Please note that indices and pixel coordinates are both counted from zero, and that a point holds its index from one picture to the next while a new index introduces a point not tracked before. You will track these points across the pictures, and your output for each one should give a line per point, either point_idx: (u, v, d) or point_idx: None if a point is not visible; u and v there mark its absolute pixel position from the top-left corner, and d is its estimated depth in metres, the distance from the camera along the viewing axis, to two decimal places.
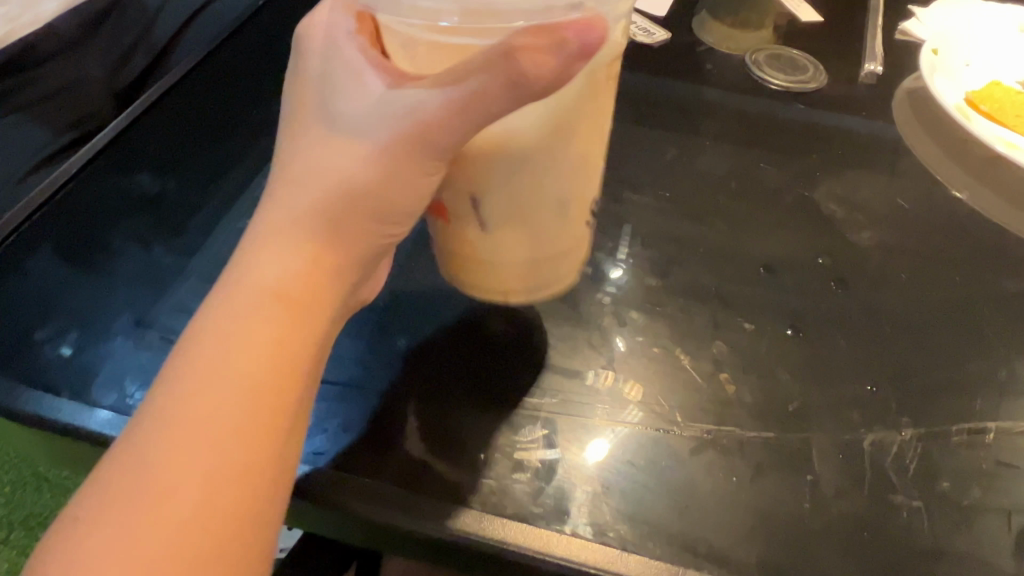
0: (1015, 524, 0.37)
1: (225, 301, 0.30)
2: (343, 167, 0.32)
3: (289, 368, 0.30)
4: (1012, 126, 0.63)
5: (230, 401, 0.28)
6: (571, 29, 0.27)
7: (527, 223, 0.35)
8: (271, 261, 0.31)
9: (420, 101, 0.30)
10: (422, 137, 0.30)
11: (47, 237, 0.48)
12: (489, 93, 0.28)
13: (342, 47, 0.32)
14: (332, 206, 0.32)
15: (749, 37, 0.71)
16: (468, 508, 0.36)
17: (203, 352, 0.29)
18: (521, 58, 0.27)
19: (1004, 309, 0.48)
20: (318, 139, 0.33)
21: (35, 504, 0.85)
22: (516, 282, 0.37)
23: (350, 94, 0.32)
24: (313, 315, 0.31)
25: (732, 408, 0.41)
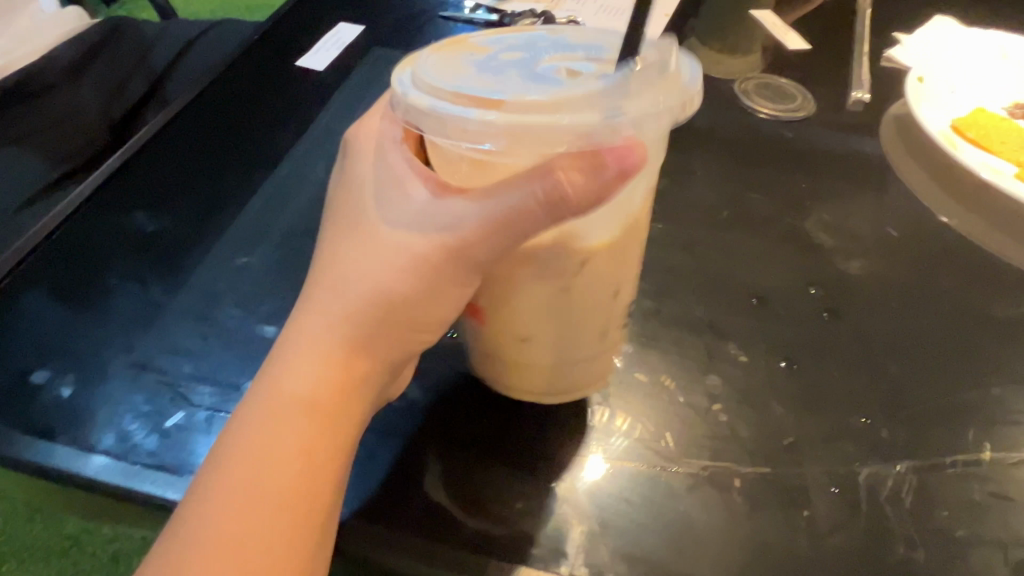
0: (1011, 557, 0.38)
1: (266, 411, 0.31)
2: (381, 275, 0.32)
3: (318, 476, 0.30)
4: (998, 152, 0.63)
5: (263, 507, 0.29)
6: (611, 154, 0.28)
7: (570, 305, 0.34)
8: (307, 364, 0.31)
9: (463, 214, 0.31)
10: (460, 255, 0.31)
11: (45, 277, 0.49)
12: (530, 210, 0.29)
13: (390, 159, 0.34)
14: (370, 312, 0.32)
15: (738, 65, 0.72)
16: (461, 550, 0.36)
17: (240, 456, 0.30)
18: (566, 187, 0.29)
19: (993, 336, 0.49)
20: (359, 241, 0.33)
21: (26, 534, 0.89)
22: (540, 371, 0.38)
23: (390, 202, 0.33)
24: (341, 420, 0.32)
25: (728, 442, 0.41)
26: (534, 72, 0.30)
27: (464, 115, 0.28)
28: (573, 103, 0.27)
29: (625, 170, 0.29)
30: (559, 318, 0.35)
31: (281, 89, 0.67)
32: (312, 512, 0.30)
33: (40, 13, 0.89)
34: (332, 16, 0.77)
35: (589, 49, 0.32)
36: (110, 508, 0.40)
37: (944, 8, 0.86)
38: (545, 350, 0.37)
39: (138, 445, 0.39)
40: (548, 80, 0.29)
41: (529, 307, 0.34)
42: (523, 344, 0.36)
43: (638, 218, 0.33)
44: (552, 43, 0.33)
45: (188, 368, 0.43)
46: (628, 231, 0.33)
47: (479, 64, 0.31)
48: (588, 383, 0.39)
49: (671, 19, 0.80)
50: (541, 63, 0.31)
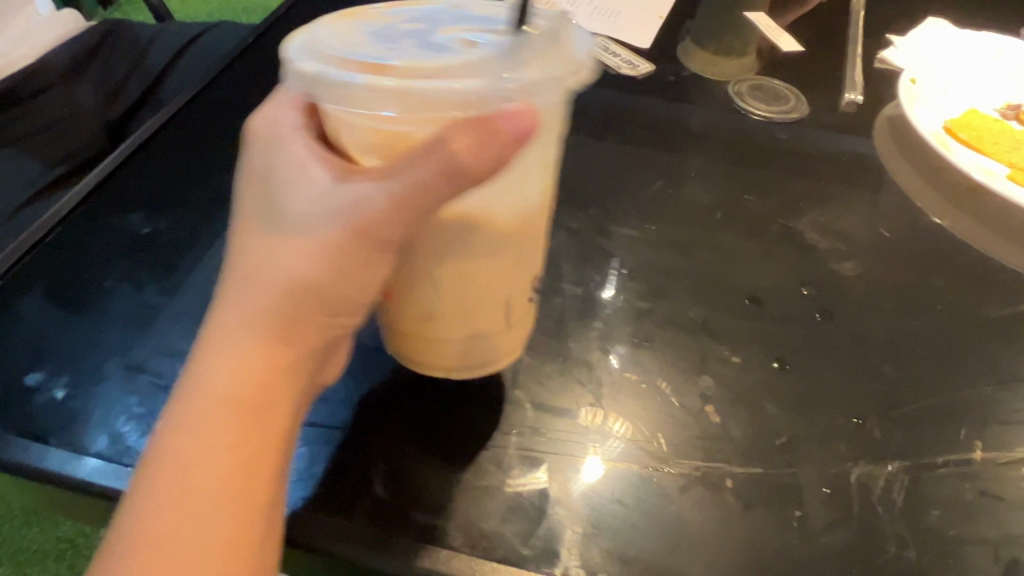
0: (1003, 555, 0.38)
1: (186, 412, 0.29)
2: (293, 263, 0.30)
3: (252, 477, 0.29)
4: (990, 153, 0.64)
5: (197, 518, 0.27)
6: (504, 121, 0.29)
7: (472, 274, 0.34)
8: (220, 363, 0.30)
9: (372, 194, 0.30)
10: (369, 232, 0.30)
11: (39, 280, 0.48)
12: (433, 185, 0.29)
13: (289, 145, 0.33)
14: (284, 303, 0.30)
15: (732, 67, 0.73)
16: (459, 553, 0.36)
17: (166, 468, 0.28)
18: (458, 153, 0.28)
19: (986, 336, 0.49)
20: (269, 230, 0.31)
21: (23, 538, 0.89)
22: (451, 348, 0.38)
23: (295, 188, 0.31)
24: (273, 411, 0.30)
25: (721, 443, 0.41)
26: (425, 42, 0.32)
27: (349, 78, 0.28)
28: (454, 70, 0.28)
29: (519, 134, 0.29)
30: (471, 291, 0.35)
31: (276, 91, 0.67)
32: (252, 516, 0.28)
33: (35, 17, 0.89)
34: (327, 19, 0.77)
35: (483, 24, 0.33)
36: (104, 510, 0.40)
37: (937, 10, 0.86)
38: (458, 325, 0.37)
39: (133, 448, 0.39)
40: (441, 50, 0.30)
41: (444, 281, 0.35)
42: (435, 319, 0.36)
43: (535, 186, 0.34)
44: (445, 15, 0.34)
45: (182, 370, 0.43)
46: (522, 197, 0.33)
47: (375, 36, 0.33)
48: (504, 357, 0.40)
49: (665, 21, 0.80)
50: (436, 34, 0.32)
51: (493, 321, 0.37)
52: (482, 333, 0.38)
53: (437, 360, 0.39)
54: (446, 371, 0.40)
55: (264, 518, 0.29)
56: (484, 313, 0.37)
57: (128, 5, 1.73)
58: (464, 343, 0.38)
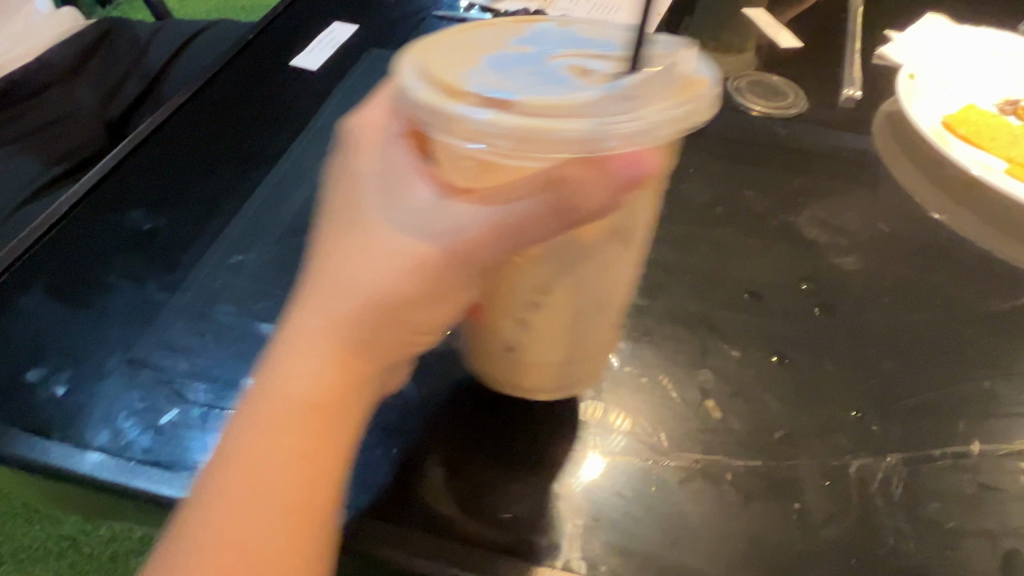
0: (1001, 546, 0.38)
1: (262, 413, 0.30)
2: (382, 282, 0.29)
3: (318, 487, 0.29)
4: (989, 148, 0.64)
5: (263, 517, 0.28)
6: (621, 164, 0.29)
7: (565, 296, 0.34)
8: (301, 375, 0.30)
9: (470, 219, 0.29)
10: (463, 257, 0.29)
11: (40, 276, 0.49)
12: (540, 218, 0.29)
13: (389, 152, 0.30)
14: (369, 321, 0.30)
15: (731, 63, 0.73)
16: (460, 546, 0.36)
17: (237, 471, 0.29)
18: (573, 188, 0.29)
19: (984, 329, 0.49)
20: (361, 240, 0.30)
21: (25, 535, 0.89)
22: (547, 371, 0.38)
23: (392, 201, 0.30)
24: (341, 423, 0.30)
25: (720, 436, 0.42)
26: (546, 71, 0.30)
27: (474, 116, 0.27)
28: (584, 110, 0.28)
29: (632, 176, 0.29)
30: (566, 323, 0.35)
31: (276, 88, 0.67)
32: (316, 520, 0.29)
33: (35, 16, 0.89)
34: (327, 16, 0.77)
35: (599, 46, 0.33)
36: (106, 505, 0.40)
37: (937, 7, 0.86)
38: (559, 350, 0.37)
39: (133, 442, 0.39)
40: (562, 79, 0.30)
41: (538, 316, 0.35)
42: (534, 346, 0.37)
43: (640, 207, 0.33)
44: (563, 38, 0.33)
45: (183, 365, 0.44)
46: (620, 219, 0.33)
47: (493, 59, 0.31)
48: (579, 376, 0.39)
49: (664, 18, 0.80)
50: (553, 62, 0.31)
51: (578, 348, 0.37)
52: (576, 356, 0.38)
53: (533, 382, 0.39)
54: (545, 394, 0.40)
55: (327, 522, 0.30)
56: (569, 339, 0.37)
57: (126, 4, 1.73)
58: (560, 367, 0.38)
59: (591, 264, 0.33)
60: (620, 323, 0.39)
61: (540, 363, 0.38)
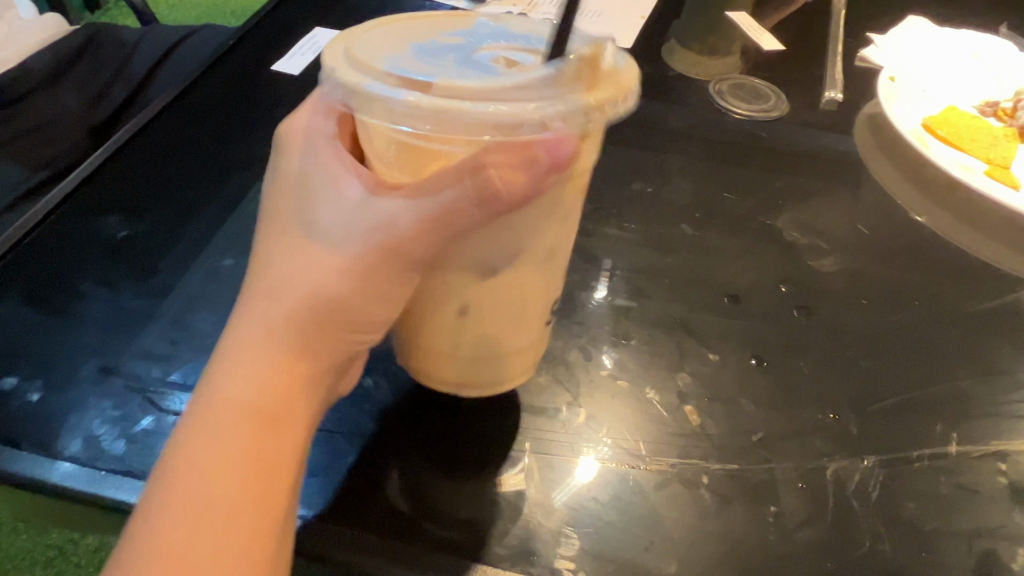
0: (977, 547, 0.38)
1: (206, 411, 0.29)
2: (317, 276, 0.31)
3: (269, 485, 0.29)
4: (968, 149, 0.64)
5: (212, 517, 0.27)
6: (539, 146, 0.28)
7: (507, 290, 0.34)
8: (243, 370, 0.30)
9: (400, 214, 0.30)
10: (393, 250, 0.31)
11: (15, 282, 0.48)
12: (466, 208, 0.29)
13: (323, 156, 0.33)
14: (303, 314, 0.31)
15: (715, 66, 0.73)
16: (436, 552, 0.35)
17: (182, 476, 0.28)
18: (494, 176, 0.28)
19: (963, 331, 0.49)
20: (297, 239, 0.32)
21: (9, 546, 0.88)
22: (462, 365, 0.38)
23: (325, 200, 0.32)
24: (285, 423, 0.30)
25: (698, 440, 0.42)
26: (469, 61, 0.30)
27: (390, 95, 0.28)
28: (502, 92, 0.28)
29: (556, 158, 0.28)
30: (489, 319, 0.35)
31: (259, 93, 0.67)
32: (267, 517, 0.29)
33: (17, 22, 0.89)
34: (310, 21, 0.77)
35: (526, 40, 0.33)
36: (79, 514, 0.40)
37: (918, 9, 0.87)
38: (473, 345, 0.36)
39: (106, 451, 0.39)
40: (483, 66, 0.30)
41: (466, 310, 0.34)
42: (450, 338, 0.36)
43: (576, 202, 0.33)
44: (494, 32, 0.33)
45: (158, 373, 0.43)
46: (553, 216, 0.33)
47: (421, 46, 0.32)
48: (528, 365, 0.40)
49: (647, 22, 0.81)
50: (480, 53, 0.31)
51: (538, 334, 0.38)
52: (492, 353, 0.37)
53: (446, 375, 0.38)
54: (460, 389, 0.39)
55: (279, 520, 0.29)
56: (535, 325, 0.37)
57: (115, 11, 1.72)
58: (474, 361, 0.37)
59: (524, 260, 0.33)
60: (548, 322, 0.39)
61: (518, 352, 0.38)
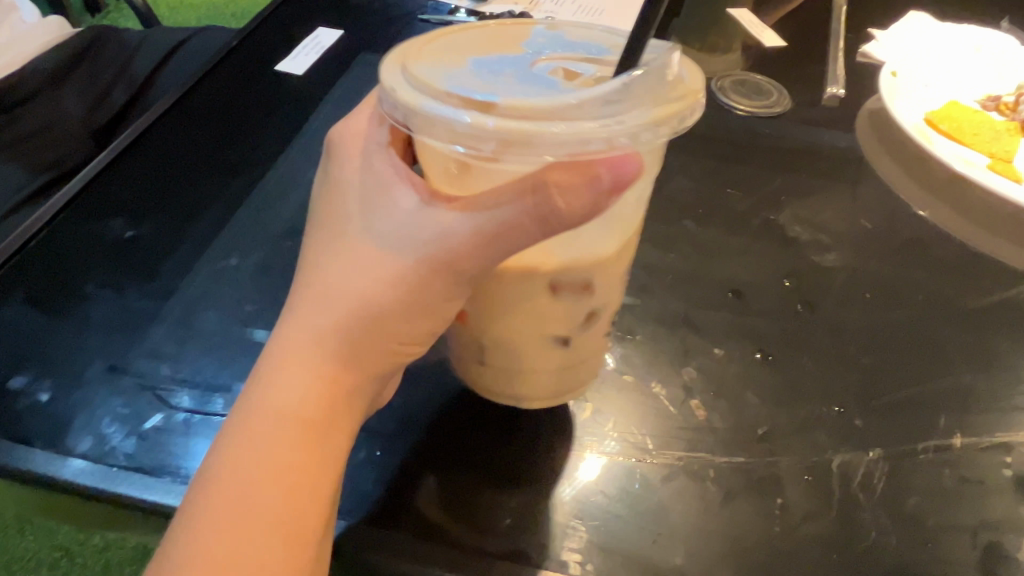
0: (981, 538, 0.38)
1: (259, 419, 0.30)
2: (368, 288, 0.31)
3: (312, 493, 0.30)
4: (970, 144, 0.64)
5: (261, 519, 0.29)
6: (607, 166, 0.28)
7: (560, 301, 0.34)
8: (293, 383, 0.31)
9: (450, 227, 0.30)
10: (442, 263, 0.31)
11: (24, 283, 0.48)
12: (523, 225, 0.29)
13: (377, 163, 0.33)
14: (356, 327, 0.32)
15: (717, 63, 0.73)
16: (444, 547, 0.36)
17: (228, 478, 0.29)
18: (554, 193, 0.28)
19: (966, 324, 0.50)
20: (350, 248, 0.32)
21: (17, 547, 0.88)
22: (522, 380, 0.38)
23: (377, 213, 0.32)
24: (332, 433, 0.31)
25: (703, 434, 0.42)
26: (530, 78, 0.30)
27: (454, 116, 0.27)
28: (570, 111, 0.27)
29: (624, 178, 0.28)
30: (544, 333, 0.35)
31: (262, 94, 0.67)
32: (312, 525, 0.30)
33: (20, 25, 0.89)
34: (313, 22, 0.77)
35: (589, 55, 0.33)
36: (89, 512, 0.40)
37: (919, 5, 0.87)
38: (531, 362, 0.37)
39: (116, 449, 0.39)
40: (547, 86, 0.30)
41: (521, 326, 0.35)
42: (506, 355, 0.37)
43: (634, 210, 0.33)
44: (554, 47, 0.33)
45: (166, 371, 0.44)
46: (611, 224, 0.32)
47: (479, 63, 0.31)
48: (585, 379, 0.41)
49: (649, 20, 0.81)
50: (538, 70, 0.31)
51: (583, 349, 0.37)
52: (552, 369, 0.38)
53: (505, 391, 0.39)
54: (518, 402, 0.40)
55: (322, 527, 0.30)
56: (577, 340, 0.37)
57: (117, 14, 1.73)
58: (534, 377, 0.38)
59: (584, 268, 0.32)
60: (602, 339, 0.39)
61: (546, 368, 0.37)
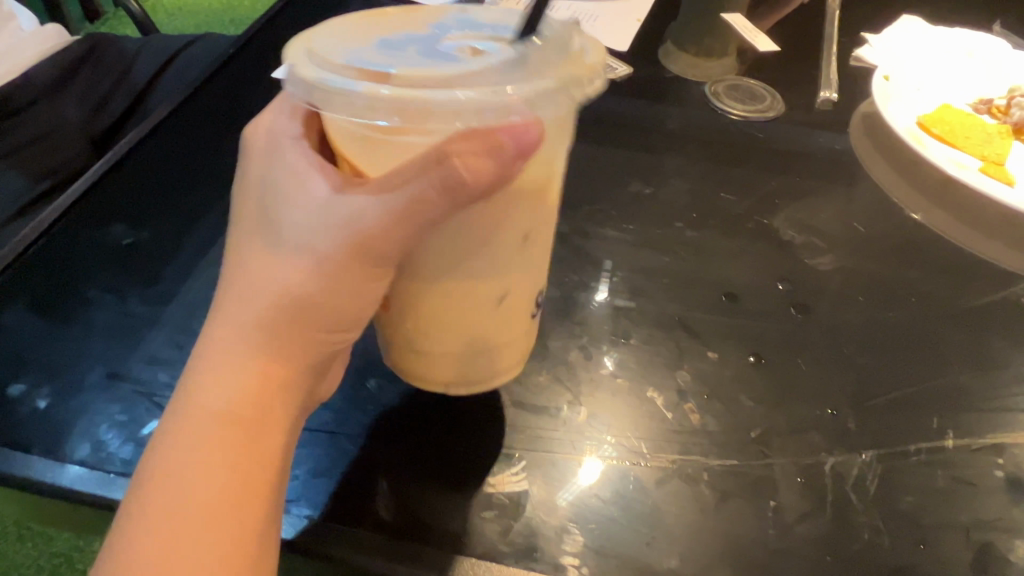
0: (975, 539, 0.38)
1: (184, 420, 0.30)
2: (288, 279, 0.31)
3: (245, 482, 0.29)
4: (963, 147, 0.65)
5: (193, 516, 0.28)
6: (507, 133, 0.28)
7: (482, 278, 0.34)
8: (217, 386, 0.30)
9: (367, 210, 0.30)
10: (362, 246, 0.30)
11: (23, 291, 0.49)
12: (430, 199, 0.29)
13: (289, 157, 0.32)
14: (276, 315, 0.31)
15: (712, 67, 0.73)
16: (440, 550, 0.36)
17: (160, 481, 0.29)
18: (458, 166, 0.28)
19: (959, 325, 0.50)
20: (270, 242, 0.32)
21: (16, 554, 0.88)
22: (448, 361, 0.38)
23: (291, 203, 0.31)
24: (265, 427, 0.31)
25: (698, 437, 0.42)
26: (433, 52, 0.31)
27: (349, 87, 0.28)
28: (461, 79, 0.28)
29: (524, 146, 0.28)
30: (467, 314, 0.35)
31: (259, 101, 0.68)
32: (251, 517, 0.29)
33: (19, 33, 0.89)
34: (310, 29, 0.78)
35: (494, 31, 0.34)
36: (87, 519, 0.41)
37: (912, 8, 0.87)
38: (457, 341, 0.37)
39: (114, 456, 0.40)
40: (447, 57, 0.30)
41: (444, 312, 0.35)
42: (432, 335, 0.37)
43: (550, 188, 0.34)
44: (461, 25, 0.34)
45: (164, 378, 0.44)
46: (534, 207, 0.33)
47: (383, 40, 0.32)
48: (517, 361, 0.41)
49: (644, 25, 0.81)
50: (444, 44, 0.32)
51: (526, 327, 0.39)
52: (482, 348, 0.38)
53: (431, 375, 0.39)
54: (444, 388, 0.40)
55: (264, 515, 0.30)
56: (518, 317, 0.37)
57: (115, 21, 1.73)
58: (465, 356, 0.38)
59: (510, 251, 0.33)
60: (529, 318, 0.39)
61: (505, 347, 0.38)
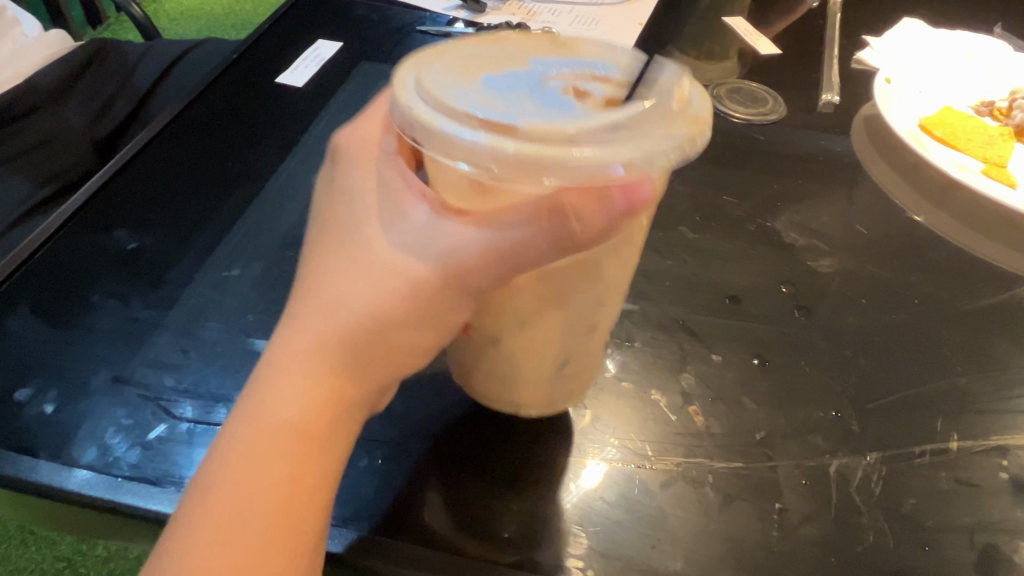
0: (978, 540, 0.38)
1: (257, 428, 0.30)
2: (375, 297, 0.30)
3: (305, 501, 0.30)
4: (964, 149, 0.65)
5: (252, 525, 0.28)
6: (619, 193, 0.29)
7: (565, 316, 0.34)
8: (290, 394, 0.30)
9: (460, 241, 0.30)
10: (452, 277, 0.30)
11: (28, 295, 0.49)
12: (535, 244, 0.29)
13: (386, 172, 0.32)
14: (361, 337, 0.30)
15: (714, 70, 0.74)
16: (444, 554, 0.36)
17: (225, 484, 0.29)
18: (570, 217, 0.29)
19: (961, 326, 0.50)
20: (357, 253, 0.31)
21: (19, 557, 0.88)
22: (521, 385, 0.38)
23: (385, 222, 0.31)
24: (330, 448, 0.31)
25: (702, 440, 0.42)
26: (544, 99, 0.30)
27: (473, 140, 0.27)
28: (586, 138, 0.27)
29: (632, 202, 0.29)
30: (542, 344, 0.36)
31: (263, 105, 0.68)
32: (302, 535, 0.29)
33: (22, 39, 0.90)
34: (313, 34, 0.78)
35: (597, 70, 0.33)
36: (93, 523, 0.41)
37: (912, 11, 0.88)
38: (527, 366, 0.37)
39: (120, 459, 0.40)
40: (559, 107, 0.30)
41: (519, 343, 0.36)
42: (503, 358, 0.37)
43: (635, 237, 0.34)
44: (561, 64, 0.33)
45: (169, 382, 0.44)
46: (620, 255, 0.34)
47: (490, 82, 0.31)
48: (584, 382, 0.41)
49: (645, 30, 0.82)
50: (550, 88, 0.31)
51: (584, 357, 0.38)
52: (553, 373, 0.38)
53: (501, 393, 0.39)
54: (511, 406, 0.40)
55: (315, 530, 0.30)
56: (566, 353, 0.37)
57: (117, 25, 1.74)
58: (533, 378, 0.38)
59: (593, 294, 0.34)
60: (599, 343, 0.39)
61: (535, 380, 0.38)
